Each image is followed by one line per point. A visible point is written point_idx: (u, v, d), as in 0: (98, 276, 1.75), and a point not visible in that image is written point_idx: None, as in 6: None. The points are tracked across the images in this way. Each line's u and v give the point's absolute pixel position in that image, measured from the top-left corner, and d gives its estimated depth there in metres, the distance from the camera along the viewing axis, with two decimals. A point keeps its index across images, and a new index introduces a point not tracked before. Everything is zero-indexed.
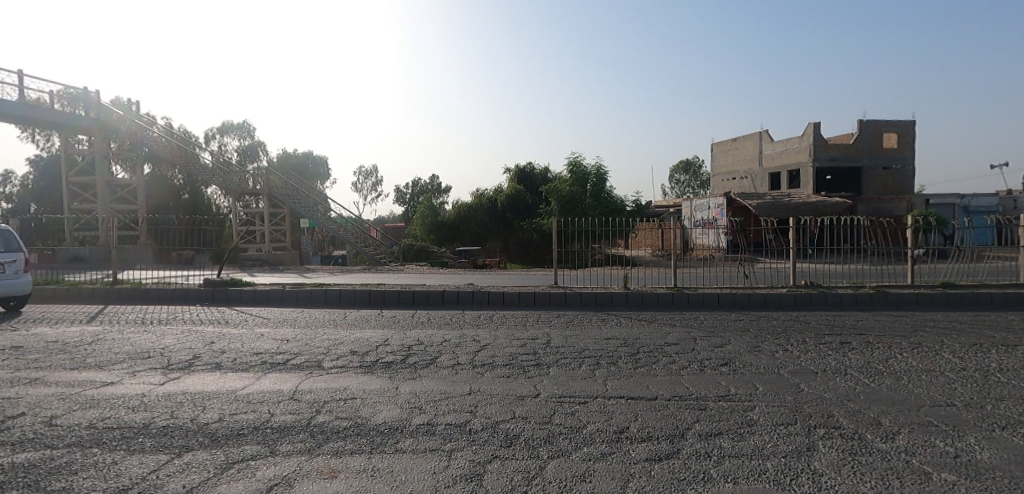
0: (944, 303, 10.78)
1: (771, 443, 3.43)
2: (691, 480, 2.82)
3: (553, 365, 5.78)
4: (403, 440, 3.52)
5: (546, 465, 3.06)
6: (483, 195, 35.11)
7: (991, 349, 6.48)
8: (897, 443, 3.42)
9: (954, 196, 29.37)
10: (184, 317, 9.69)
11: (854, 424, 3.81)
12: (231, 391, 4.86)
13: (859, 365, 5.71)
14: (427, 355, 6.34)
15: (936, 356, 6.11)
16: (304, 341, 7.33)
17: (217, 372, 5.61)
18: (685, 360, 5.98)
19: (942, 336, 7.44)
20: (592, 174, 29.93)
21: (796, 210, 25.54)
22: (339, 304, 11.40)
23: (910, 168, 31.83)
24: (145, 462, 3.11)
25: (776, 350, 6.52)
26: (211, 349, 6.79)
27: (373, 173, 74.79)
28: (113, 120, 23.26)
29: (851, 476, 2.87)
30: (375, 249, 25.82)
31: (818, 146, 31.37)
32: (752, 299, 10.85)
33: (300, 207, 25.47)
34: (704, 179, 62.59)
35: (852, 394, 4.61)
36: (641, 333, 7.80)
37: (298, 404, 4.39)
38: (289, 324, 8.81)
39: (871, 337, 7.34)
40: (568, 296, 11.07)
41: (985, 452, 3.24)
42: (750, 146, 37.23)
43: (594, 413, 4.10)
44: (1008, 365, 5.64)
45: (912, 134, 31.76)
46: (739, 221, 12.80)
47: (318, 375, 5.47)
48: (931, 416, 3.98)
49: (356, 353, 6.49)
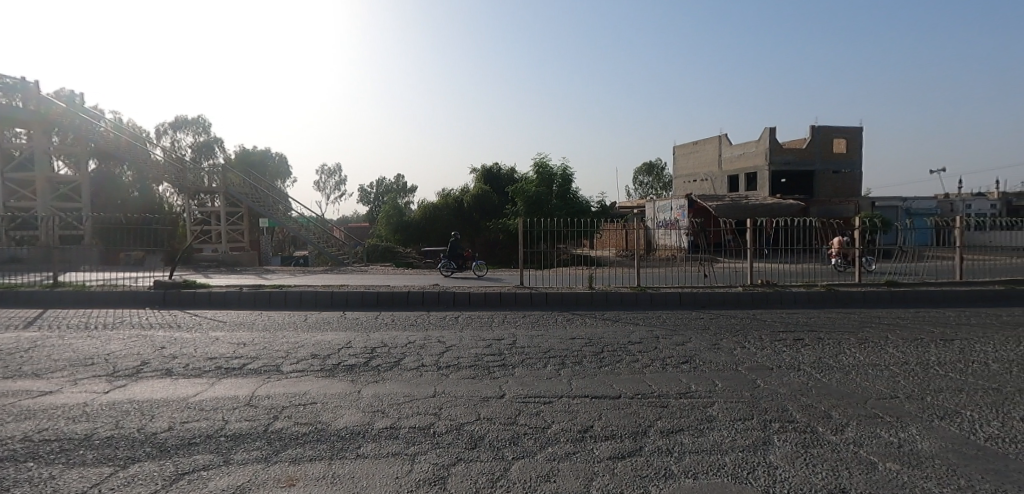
0: (889, 300, 11.33)
1: (729, 438, 3.52)
2: (653, 477, 2.85)
3: (519, 365, 5.78)
4: (364, 445, 3.44)
5: (511, 466, 3.04)
6: (448, 195, 34.92)
7: (931, 344, 6.86)
8: (845, 435, 3.56)
9: (898, 200, 31.13)
10: (133, 321, 9.18)
11: (806, 418, 3.96)
12: (181, 398, 4.63)
13: (811, 361, 5.95)
14: (392, 357, 6.20)
15: (881, 351, 6.44)
16: (261, 345, 7.05)
17: (167, 379, 5.33)
18: (648, 359, 6.09)
19: (887, 331, 7.84)
20: (558, 175, 30.17)
21: (754, 212, 26.43)
22: (299, 306, 11.06)
23: (856, 172, 33.53)
24: (85, 475, 2.93)
25: (734, 348, 6.72)
26: (162, 354, 6.45)
27: (336, 171, 73.56)
28: (55, 113, 21.83)
29: (805, 468, 2.98)
30: (337, 249, 25.32)
31: (774, 150, 32.59)
32: (712, 298, 11.13)
33: (259, 206, 24.65)
34: (666, 181, 64.33)
35: (805, 389, 4.79)
36: (604, 332, 7.88)
37: (255, 410, 4.23)
38: (245, 328, 8.47)
39: (821, 334, 7.64)
40: (534, 297, 11.08)
41: (925, 441, 3.43)
42: (710, 149, 38.42)
43: (559, 413, 4.12)
44: (946, 359, 5.98)
45: (859, 140, 33.49)
46: (700, 221, 13.12)
47: (276, 380, 5.27)
48: (877, 408, 4.18)
49: (317, 356, 6.30)
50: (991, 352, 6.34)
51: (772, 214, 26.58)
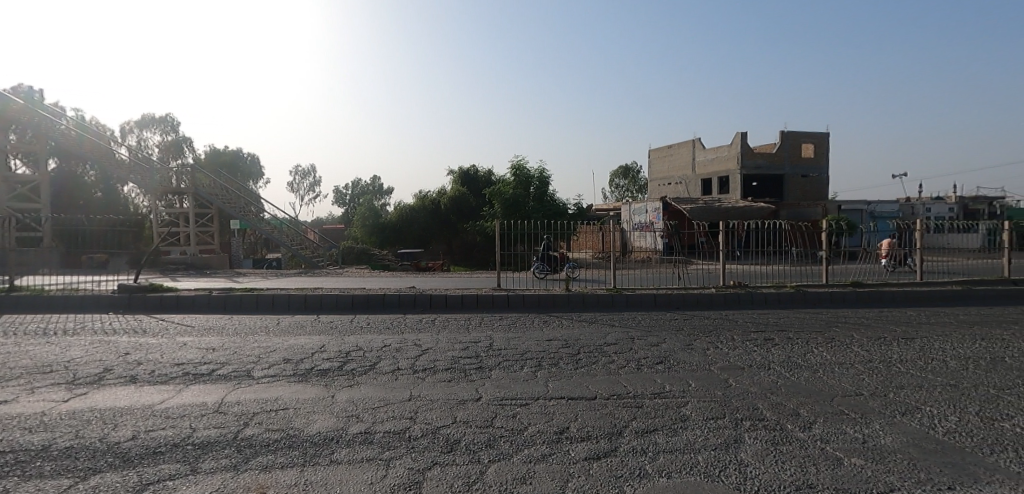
0: (854, 300, 11.72)
1: (702, 437, 3.58)
2: (628, 477, 2.88)
3: (495, 368, 5.78)
4: (338, 451, 3.38)
5: (487, 469, 3.03)
6: (425, 197, 34.75)
7: (893, 342, 7.11)
8: (813, 432, 3.67)
9: (863, 204, 32.24)
10: (95, 327, 8.83)
11: (776, 416, 4.06)
12: (147, 405, 4.48)
13: (781, 360, 6.10)
14: (367, 361, 6.12)
15: (847, 350, 6.65)
16: (232, 350, 6.87)
17: (132, 386, 5.15)
18: (623, 360, 6.15)
19: (852, 331, 8.11)
20: (535, 177, 30.32)
21: (726, 215, 27.02)
22: (272, 310, 10.83)
23: (823, 176, 34.61)
24: (42, 488, 2.80)
25: (707, 348, 6.85)
26: (126, 361, 6.23)
27: (311, 173, 72.33)
28: (11, 110, 20.87)
29: (773, 465, 3.05)
30: (311, 252, 24.89)
31: (745, 154, 33.40)
32: (685, 299, 11.33)
33: (230, 208, 24.01)
34: (641, 185, 65.25)
35: (775, 388, 4.91)
36: (581, 333, 7.95)
37: (224, 417, 4.11)
38: (215, 332, 8.24)
39: (791, 334, 7.85)
40: (511, 299, 11.09)
41: (888, 436, 3.55)
42: (684, 153, 39.14)
43: (535, 415, 4.12)
44: (906, 357, 6.21)
45: (826, 146, 34.60)
46: (675, 224, 13.36)
47: (247, 385, 5.15)
48: (842, 405, 4.32)
49: (290, 361, 6.18)
50: (948, 350, 6.61)
51: (744, 217, 27.22)
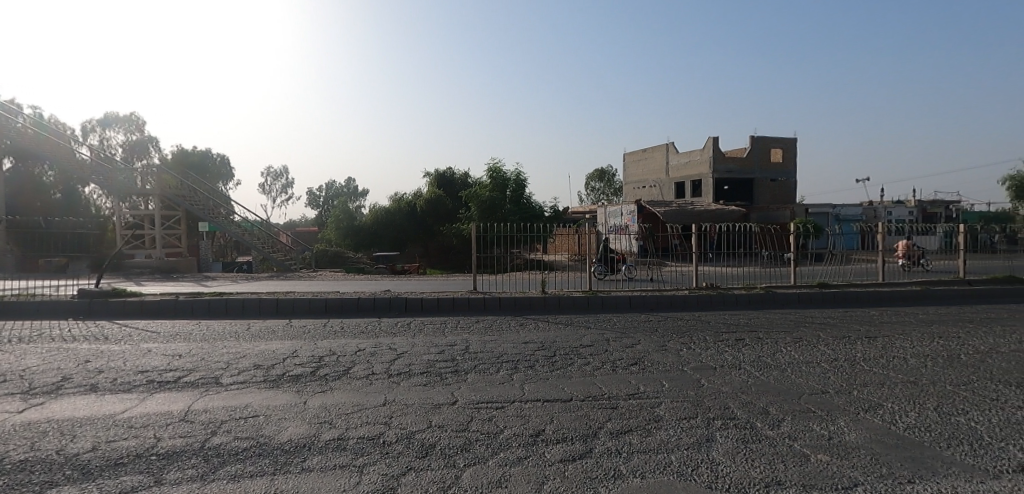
0: (821, 300, 12.10)
1: (675, 437, 3.63)
2: (603, 478, 2.90)
3: (471, 371, 5.75)
4: (310, 458, 3.31)
5: (462, 473, 3.01)
6: (401, 200, 34.48)
7: (858, 341, 7.36)
8: (782, 430, 3.76)
9: (829, 207, 33.34)
10: (53, 334, 8.44)
11: (746, 414, 4.15)
12: (108, 415, 4.31)
13: (751, 360, 6.24)
14: (340, 366, 6.02)
15: (814, 349, 6.84)
16: (200, 356, 6.67)
17: (91, 395, 4.94)
18: (598, 361, 6.20)
19: (819, 330, 8.36)
20: (511, 180, 30.40)
21: (699, 218, 27.57)
22: (242, 314, 10.56)
23: (791, 180, 35.68)
24: None
25: (680, 349, 6.96)
26: (86, 369, 5.97)
27: (284, 174, 70.93)
28: None
29: (744, 463, 3.11)
30: (283, 255, 24.36)
31: (717, 158, 34.18)
32: (660, 301, 11.50)
33: (198, 211, 23.30)
34: (617, 188, 66.08)
35: (746, 387, 5.03)
36: (556, 335, 7.99)
37: (190, 426, 3.98)
38: (182, 338, 7.98)
39: (761, 334, 8.04)
40: (487, 302, 11.08)
41: (852, 433, 3.67)
42: (658, 157, 39.83)
43: (511, 417, 4.12)
44: (869, 355, 6.44)
45: (793, 151, 35.69)
46: (648, 227, 13.57)
47: (215, 393, 5.00)
48: (809, 403, 4.44)
49: (260, 367, 6.03)
50: (909, 348, 6.88)
51: (716, 219, 27.81)
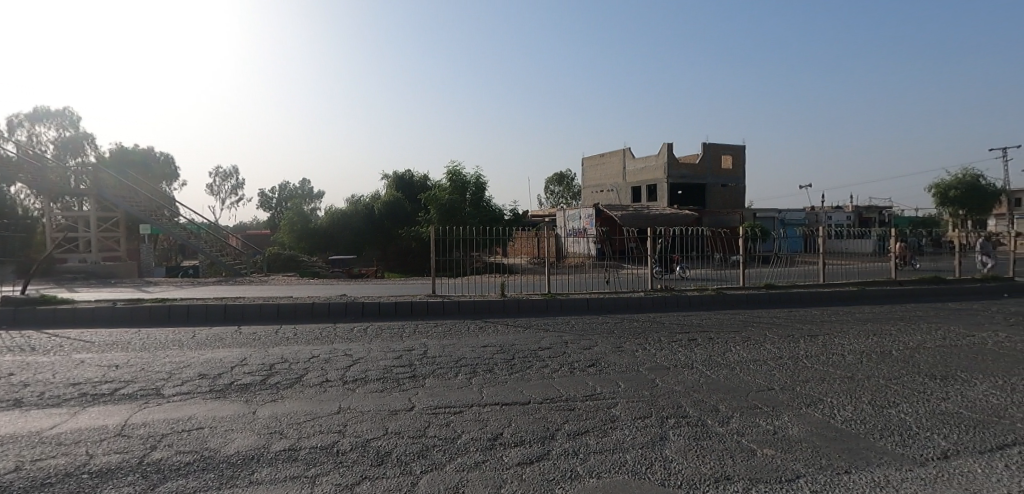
0: (768, 301, 12.67)
1: (630, 436, 3.71)
2: (559, 479, 2.92)
3: (429, 376, 5.68)
4: (259, 470, 3.18)
5: (418, 481, 2.96)
6: (358, 202, 33.74)
7: (801, 340, 7.74)
8: (731, 426, 3.91)
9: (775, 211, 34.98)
10: None
11: (698, 412, 4.28)
12: (33, 432, 3.99)
13: (703, 359, 6.45)
14: (292, 374, 5.81)
15: (761, 348, 7.15)
16: (139, 366, 6.28)
17: (14, 411, 4.55)
18: (557, 364, 6.25)
19: (766, 330, 8.74)
20: (471, 183, 30.31)
21: (655, 221, 28.34)
22: (187, 321, 10.02)
23: (741, 186, 37.25)
24: None
25: (636, 350, 7.11)
26: (8, 383, 5.51)
27: (234, 174, 68.10)
28: None
29: (695, 460, 3.21)
30: (233, 259, 23.33)
31: (671, 164, 35.26)
32: (617, 303, 11.74)
33: (139, 212, 21.96)
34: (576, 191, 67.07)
35: (697, 385, 5.19)
36: (515, 338, 8.01)
37: (128, 441, 3.74)
38: (120, 348, 7.50)
39: (712, 334, 8.33)
40: (447, 305, 10.99)
41: (795, 427, 3.85)
42: (615, 161, 40.70)
43: (469, 422, 4.10)
44: (811, 352, 6.78)
45: (743, 157, 37.30)
46: (605, 230, 13.84)
47: (156, 405, 4.72)
48: (755, 400, 4.64)
49: (206, 376, 5.74)
50: (847, 345, 7.29)
51: (671, 223, 28.65)
